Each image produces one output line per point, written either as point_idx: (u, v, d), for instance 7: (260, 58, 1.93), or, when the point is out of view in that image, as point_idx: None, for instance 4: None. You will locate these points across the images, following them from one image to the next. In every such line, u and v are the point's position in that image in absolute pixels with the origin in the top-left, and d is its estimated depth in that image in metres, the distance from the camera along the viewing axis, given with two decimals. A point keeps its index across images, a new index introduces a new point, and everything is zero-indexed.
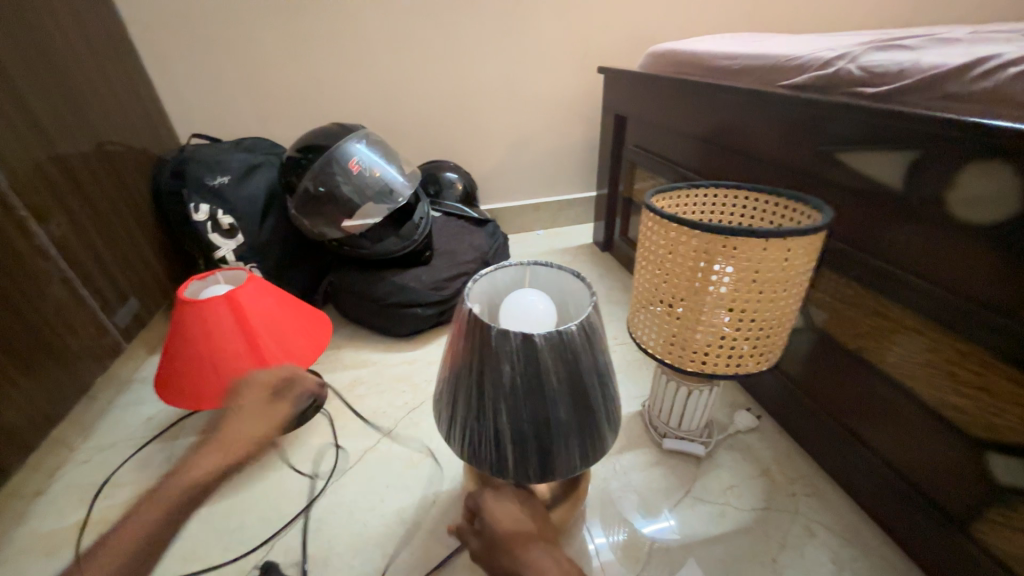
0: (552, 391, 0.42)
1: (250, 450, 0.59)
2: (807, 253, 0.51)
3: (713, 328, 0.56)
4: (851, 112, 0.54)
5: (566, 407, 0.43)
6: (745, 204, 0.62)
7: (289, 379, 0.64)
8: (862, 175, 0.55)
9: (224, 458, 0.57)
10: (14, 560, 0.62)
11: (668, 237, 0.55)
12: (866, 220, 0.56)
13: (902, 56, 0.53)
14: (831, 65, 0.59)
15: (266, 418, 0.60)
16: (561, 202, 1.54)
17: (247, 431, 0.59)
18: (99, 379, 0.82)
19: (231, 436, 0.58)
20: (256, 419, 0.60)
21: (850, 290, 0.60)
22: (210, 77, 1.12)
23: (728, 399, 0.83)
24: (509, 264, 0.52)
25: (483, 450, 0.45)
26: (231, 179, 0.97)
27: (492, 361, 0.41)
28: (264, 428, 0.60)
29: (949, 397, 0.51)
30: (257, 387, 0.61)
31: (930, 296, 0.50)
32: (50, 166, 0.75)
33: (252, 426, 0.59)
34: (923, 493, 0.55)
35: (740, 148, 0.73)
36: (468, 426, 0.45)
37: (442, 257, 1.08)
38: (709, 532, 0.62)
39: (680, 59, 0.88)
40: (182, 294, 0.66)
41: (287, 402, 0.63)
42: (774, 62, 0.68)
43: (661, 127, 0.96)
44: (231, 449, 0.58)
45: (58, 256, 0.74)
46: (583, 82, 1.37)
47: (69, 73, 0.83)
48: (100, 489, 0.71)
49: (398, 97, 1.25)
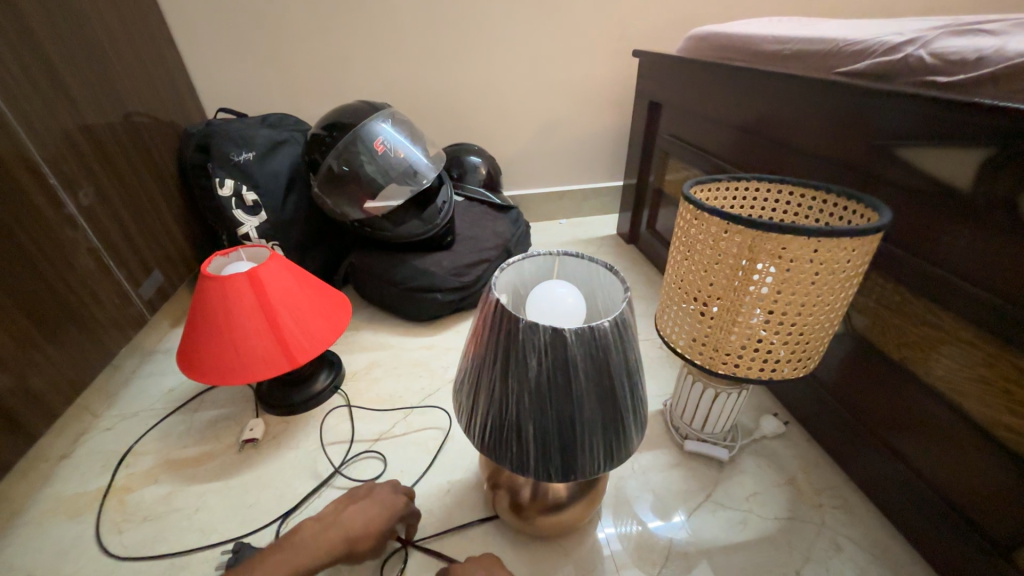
0: (579, 389, 0.40)
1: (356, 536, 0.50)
2: (859, 255, 0.47)
3: (748, 329, 0.53)
4: (917, 104, 0.50)
5: (592, 407, 0.41)
6: (789, 201, 0.59)
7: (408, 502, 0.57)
8: (924, 173, 0.51)
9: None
10: (40, 520, 0.64)
11: (707, 231, 0.52)
12: (926, 223, 0.51)
13: (981, 43, 0.48)
14: (898, 51, 0.54)
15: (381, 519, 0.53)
16: (586, 191, 1.50)
17: (351, 529, 0.50)
18: (123, 349, 0.84)
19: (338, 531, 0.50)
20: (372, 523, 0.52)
21: (897, 296, 0.57)
22: (238, 50, 1.11)
23: (754, 403, 0.80)
24: (537, 254, 0.50)
25: (504, 445, 0.43)
26: (256, 155, 0.96)
27: (517, 356, 0.40)
28: (369, 540, 0.51)
29: (1002, 417, 0.47)
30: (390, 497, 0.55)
31: (991, 307, 0.46)
32: (78, 136, 0.75)
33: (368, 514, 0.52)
34: (963, 515, 0.52)
35: (786, 140, 0.69)
36: (489, 420, 0.44)
37: (463, 243, 1.06)
38: (728, 539, 0.60)
39: (725, 43, 0.83)
40: (205, 269, 0.66)
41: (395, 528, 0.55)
42: (831, 47, 0.63)
43: (698, 115, 0.91)
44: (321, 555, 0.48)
45: (85, 226, 0.75)
46: (617, 66, 1.31)
47: (98, 42, 0.82)
48: (123, 456, 0.73)
49: (424, 76, 1.22)
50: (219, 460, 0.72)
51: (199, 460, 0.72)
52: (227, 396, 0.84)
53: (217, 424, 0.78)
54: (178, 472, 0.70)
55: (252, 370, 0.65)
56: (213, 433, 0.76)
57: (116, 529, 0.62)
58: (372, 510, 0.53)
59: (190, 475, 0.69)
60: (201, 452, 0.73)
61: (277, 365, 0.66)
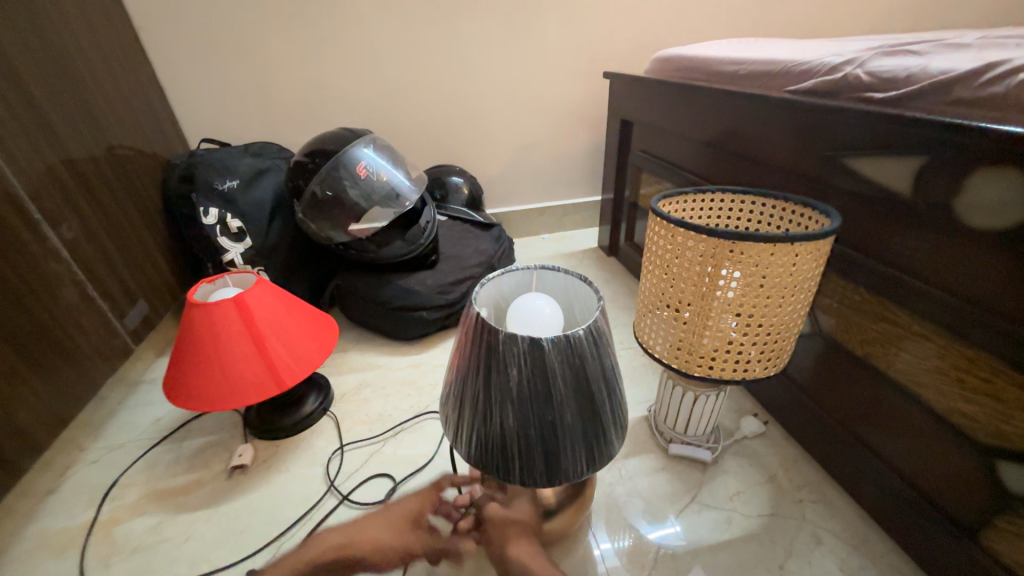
0: (559, 395, 0.42)
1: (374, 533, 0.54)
2: (815, 258, 0.51)
3: (720, 332, 0.56)
4: (858, 118, 0.54)
5: (572, 413, 0.43)
6: (751, 210, 0.62)
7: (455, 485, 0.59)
8: (870, 180, 0.55)
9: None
10: (24, 558, 0.63)
11: (675, 240, 0.55)
12: (874, 225, 0.55)
13: (910, 62, 0.53)
14: (839, 70, 0.59)
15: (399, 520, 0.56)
16: (566, 206, 1.54)
17: (371, 530, 0.55)
18: (108, 380, 0.83)
19: (336, 532, 0.55)
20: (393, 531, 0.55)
21: (857, 295, 0.60)
22: (221, 82, 1.14)
23: (734, 404, 0.83)
24: (516, 269, 0.52)
25: (489, 454, 0.45)
26: (240, 183, 0.98)
27: (497, 366, 0.42)
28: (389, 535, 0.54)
29: (957, 404, 0.50)
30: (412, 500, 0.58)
31: (938, 301, 0.50)
32: (62, 170, 0.77)
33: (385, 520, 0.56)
34: (931, 500, 0.55)
35: (745, 153, 0.74)
36: (474, 430, 0.45)
37: (448, 261, 1.08)
38: (715, 538, 0.61)
39: (686, 64, 0.88)
40: (192, 297, 0.67)
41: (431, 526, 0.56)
42: (781, 68, 0.68)
43: (666, 132, 0.96)
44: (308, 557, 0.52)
45: (69, 258, 0.75)
46: (589, 87, 1.37)
47: (82, 79, 0.84)
48: (109, 489, 0.72)
49: (403, 101, 1.26)
50: (208, 487, 0.71)
51: (187, 489, 0.71)
52: (215, 423, 0.83)
53: (206, 451, 0.78)
54: (167, 502, 0.69)
55: (240, 394, 0.65)
56: (202, 461, 0.76)
57: (103, 563, 0.61)
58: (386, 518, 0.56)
59: (178, 505, 0.69)
60: (190, 481, 0.73)
61: (265, 389, 0.67)
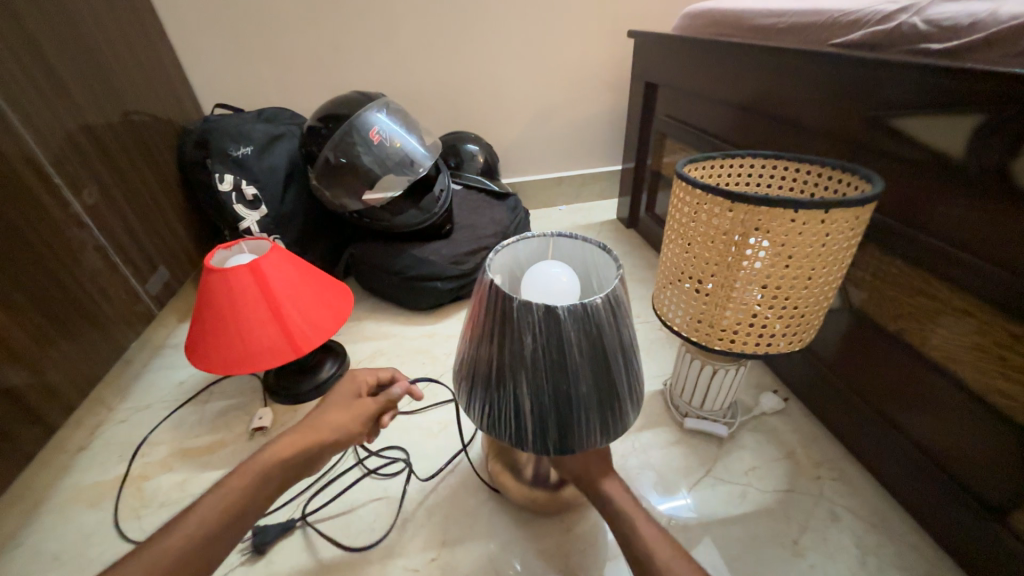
0: (575, 365, 0.41)
1: (322, 431, 0.47)
2: (851, 226, 0.48)
3: (743, 305, 0.54)
4: (910, 73, 0.49)
5: (587, 385, 0.42)
6: (784, 176, 0.59)
7: (381, 380, 0.54)
8: (919, 143, 0.50)
9: (252, 491, 0.42)
10: (62, 508, 0.67)
11: (702, 208, 0.52)
12: (920, 192, 0.51)
13: (976, 7, 0.48)
14: (893, 19, 0.53)
15: (351, 413, 0.49)
16: (585, 177, 1.50)
17: (330, 421, 0.47)
18: (133, 344, 0.86)
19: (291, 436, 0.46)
20: (348, 413, 0.48)
21: (893, 268, 0.57)
22: (233, 45, 1.11)
23: (753, 380, 0.81)
24: (531, 236, 0.50)
25: (502, 422, 0.44)
26: (254, 150, 0.97)
27: (510, 335, 0.41)
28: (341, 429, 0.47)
29: (996, 384, 0.48)
30: (349, 383, 0.51)
31: (985, 275, 0.46)
32: (80, 135, 0.76)
33: (336, 408, 0.49)
34: (958, 481, 0.53)
35: (780, 116, 0.69)
36: (487, 399, 0.44)
37: (462, 231, 1.06)
38: (728, 512, 0.61)
39: (719, 19, 0.82)
40: (208, 262, 0.67)
41: (383, 398, 0.51)
42: (825, 19, 0.62)
43: (694, 94, 0.91)
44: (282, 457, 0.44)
45: (90, 224, 0.76)
46: (612, 48, 1.30)
47: (94, 41, 0.83)
48: (138, 446, 0.75)
49: (418, 64, 1.22)
50: (230, 448, 0.74)
51: (211, 449, 0.74)
52: (236, 387, 0.85)
53: (227, 414, 0.80)
54: (192, 461, 0.72)
55: (257, 359, 0.66)
56: (224, 423, 0.79)
57: (135, 515, 0.65)
58: (336, 407, 0.49)
59: (203, 463, 0.72)
60: (213, 441, 0.75)
61: (281, 354, 0.67)
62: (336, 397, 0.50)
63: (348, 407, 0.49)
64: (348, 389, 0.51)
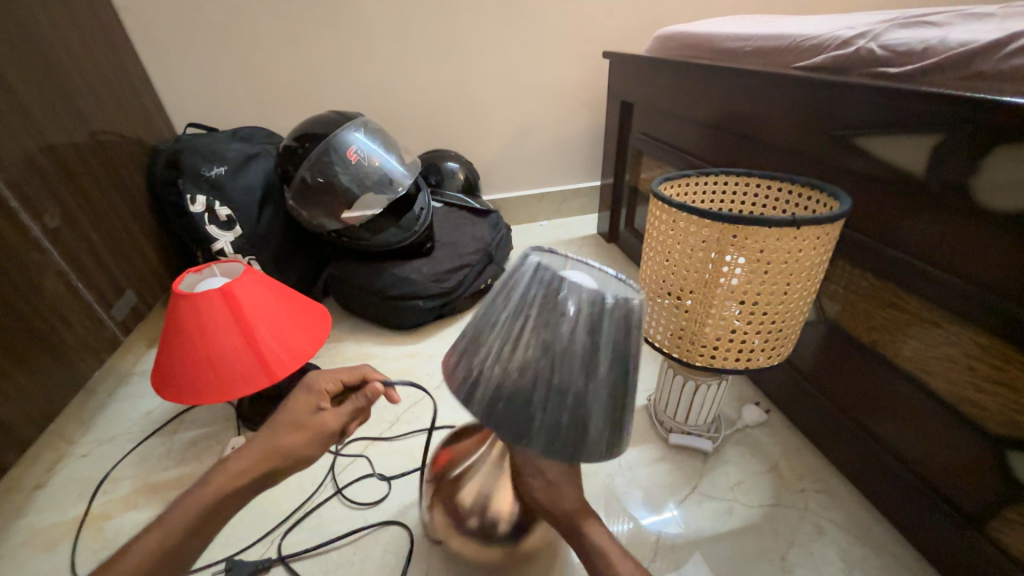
0: (621, 353, 0.34)
1: (275, 452, 0.43)
2: (823, 242, 0.49)
3: (723, 321, 0.54)
4: (870, 95, 0.51)
5: (626, 377, 0.35)
6: (757, 193, 0.60)
7: (346, 385, 0.50)
8: (882, 161, 0.52)
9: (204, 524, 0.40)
10: (13, 554, 0.62)
11: (677, 226, 0.53)
12: (886, 208, 0.53)
13: (927, 34, 0.50)
14: (851, 44, 0.56)
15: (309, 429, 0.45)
16: (565, 193, 1.51)
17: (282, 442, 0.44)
18: (97, 373, 0.82)
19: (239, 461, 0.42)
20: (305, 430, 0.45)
21: (864, 282, 0.58)
22: (207, 65, 1.10)
23: (736, 393, 0.81)
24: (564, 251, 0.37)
25: (516, 423, 0.34)
26: (228, 170, 0.94)
27: (557, 310, 0.33)
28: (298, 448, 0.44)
29: (968, 393, 0.49)
30: (306, 394, 0.48)
31: (949, 287, 0.48)
32: (41, 156, 0.73)
33: (292, 425, 0.45)
34: (936, 490, 0.54)
35: (751, 135, 0.71)
36: (500, 394, 0.34)
37: (443, 249, 1.06)
38: (715, 529, 0.60)
39: (690, 41, 0.85)
40: (177, 287, 0.65)
41: (346, 409, 0.48)
42: (789, 43, 0.65)
43: (668, 114, 0.93)
44: (238, 484, 0.41)
45: (51, 248, 0.73)
46: (588, 68, 1.33)
47: (59, 61, 0.81)
48: (100, 483, 0.71)
49: (397, 84, 1.22)
50: None
51: (180, 483, 0.70)
52: (208, 416, 0.82)
53: (198, 444, 0.76)
54: (158, 496, 0.68)
55: (229, 387, 0.64)
56: (194, 454, 0.75)
57: (94, 558, 0.60)
58: (291, 423, 0.45)
59: (171, 499, 0.68)
60: (182, 474, 0.72)
61: (255, 381, 0.65)
62: (291, 411, 0.46)
63: (306, 423, 0.45)
64: (307, 402, 0.47)
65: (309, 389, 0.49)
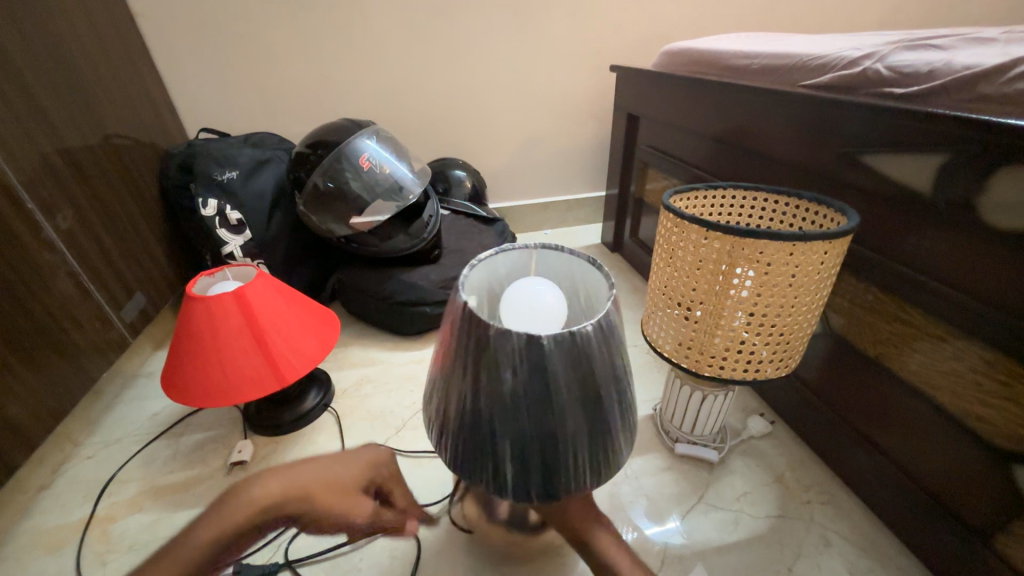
0: (561, 402, 0.35)
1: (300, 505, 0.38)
2: (832, 256, 0.50)
3: (732, 332, 0.55)
4: (876, 113, 0.53)
5: (576, 422, 0.36)
6: (764, 207, 0.61)
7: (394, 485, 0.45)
8: (887, 178, 0.54)
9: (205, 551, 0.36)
10: (18, 555, 0.62)
11: (688, 239, 0.54)
12: (891, 224, 0.54)
13: (932, 56, 0.52)
14: (857, 64, 0.58)
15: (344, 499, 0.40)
16: (570, 202, 1.53)
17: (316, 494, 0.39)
18: (105, 374, 0.82)
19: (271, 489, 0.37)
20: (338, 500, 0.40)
21: (869, 295, 0.59)
22: (220, 71, 1.11)
23: (741, 404, 0.82)
24: (511, 248, 0.44)
25: (480, 469, 0.38)
26: (240, 175, 0.96)
27: (490, 366, 0.35)
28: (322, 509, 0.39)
29: (973, 408, 0.49)
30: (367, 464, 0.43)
31: (953, 302, 0.49)
32: (56, 158, 0.74)
33: (334, 486, 0.40)
34: (942, 503, 0.54)
35: (758, 149, 0.72)
36: (461, 443, 0.38)
37: (450, 256, 1.06)
38: (722, 539, 0.61)
39: (697, 57, 0.87)
40: (190, 289, 0.65)
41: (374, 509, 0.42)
42: (795, 62, 0.66)
43: (675, 127, 0.95)
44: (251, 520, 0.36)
45: (64, 249, 0.74)
46: (595, 80, 1.36)
47: (76, 65, 0.82)
48: (105, 484, 0.71)
49: (407, 92, 1.24)
50: (207, 484, 0.70)
51: (186, 485, 0.70)
52: (214, 419, 0.82)
53: (204, 447, 0.77)
54: (165, 499, 0.68)
55: (240, 389, 0.64)
56: (200, 457, 0.75)
57: (100, 560, 0.60)
58: (335, 483, 0.40)
59: (177, 502, 0.68)
60: (188, 477, 0.72)
61: (265, 384, 0.65)
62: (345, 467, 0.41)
63: (345, 497, 0.40)
64: (361, 474, 0.42)
65: (378, 464, 0.43)
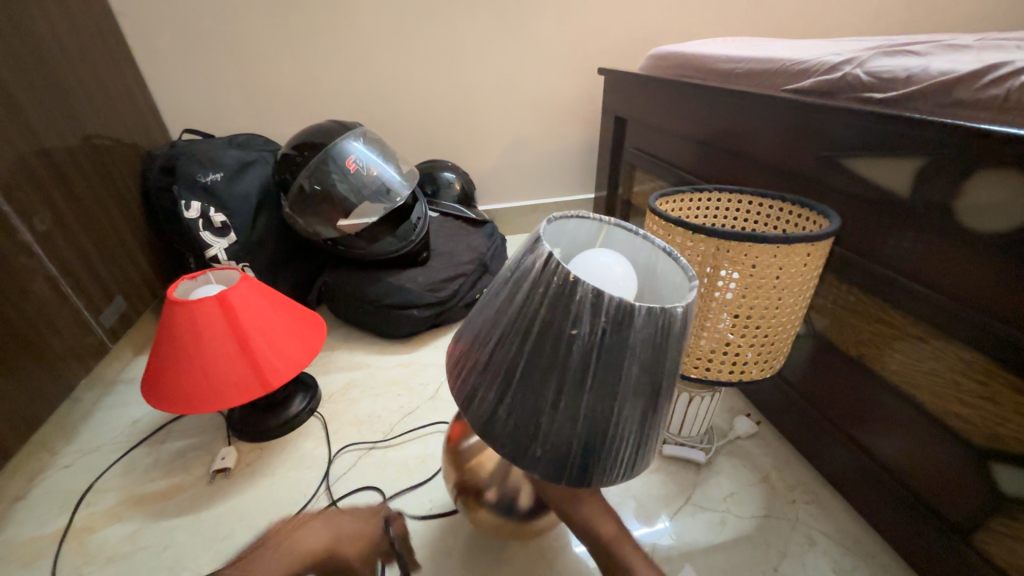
0: (626, 380, 0.33)
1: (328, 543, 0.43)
2: (815, 258, 0.50)
3: (717, 334, 0.55)
4: (856, 118, 0.54)
5: (633, 408, 0.34)
6: (748, 210, 0.62)
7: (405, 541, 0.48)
8: (866, 181, 0.54)
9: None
10: None
11: (672, 242, 0.54)
12: (872, 227, 0.55)
13: (910, 62, 0.53)
14: (838, 69, 0.59)
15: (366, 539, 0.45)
16: (558, 204, 1.53)
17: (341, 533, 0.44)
18: (84, 380, 0.80)
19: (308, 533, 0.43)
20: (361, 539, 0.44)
21: (851, 297, 0.60)
22: (204, 71, 1.10)
23: (727, 405, 0.83)
24: (587, 217, 0.43)
25: (520, 444, 0.35)
26: (224, 176, 0.94)
27: (563, 322, 0.32)
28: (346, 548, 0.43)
29: (952, 408, 0.50)
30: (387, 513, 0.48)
31: (933, 304, 0.50)
32: (33, 159, 0.73)
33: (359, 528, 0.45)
34: (922, 501, 0.55)
35: (742, 152, 0.73)
36: (505, 412, 0.35)
37: (439, 258, 1.06)
38: (709, 540, 0.61)
39: (682, 61, 0.88)
40: (172, 294, 0.64)
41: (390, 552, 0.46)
42: (778, 66, 0.67)
43: (661, 130, 0.95)
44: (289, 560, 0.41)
45: (41, 253, 0.72)
46: (583, 84, 1.36)
47: (55, 64, 0.80)
48: (83, 494, 0.69)
49: (395, 94, 1.24)
50: (188, 493, 0.69)
51: (168, 494, 0.69)
52: (196, 426, 0.80)
53: (187, 455, 0.75)
54: (145, 509, 0.67)
55: (222, 396, 0.63)
56: (182, 465, 0.73)
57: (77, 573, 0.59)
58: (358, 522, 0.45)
59: (157, 511, 0.66)
60: (170, 485, 0.70)
61: (249, 390, 0.64)
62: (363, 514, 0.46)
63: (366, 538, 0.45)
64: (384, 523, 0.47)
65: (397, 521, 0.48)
